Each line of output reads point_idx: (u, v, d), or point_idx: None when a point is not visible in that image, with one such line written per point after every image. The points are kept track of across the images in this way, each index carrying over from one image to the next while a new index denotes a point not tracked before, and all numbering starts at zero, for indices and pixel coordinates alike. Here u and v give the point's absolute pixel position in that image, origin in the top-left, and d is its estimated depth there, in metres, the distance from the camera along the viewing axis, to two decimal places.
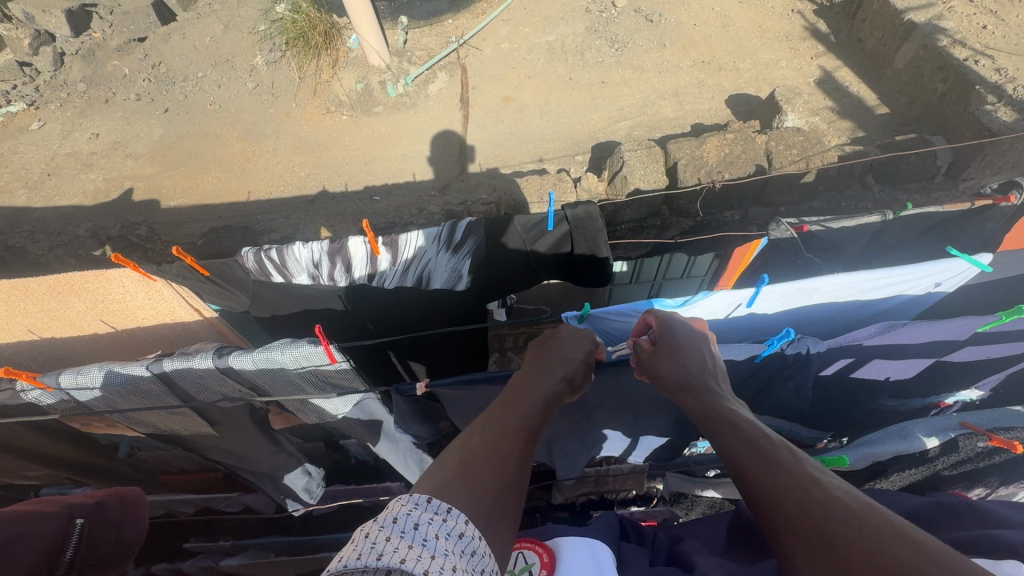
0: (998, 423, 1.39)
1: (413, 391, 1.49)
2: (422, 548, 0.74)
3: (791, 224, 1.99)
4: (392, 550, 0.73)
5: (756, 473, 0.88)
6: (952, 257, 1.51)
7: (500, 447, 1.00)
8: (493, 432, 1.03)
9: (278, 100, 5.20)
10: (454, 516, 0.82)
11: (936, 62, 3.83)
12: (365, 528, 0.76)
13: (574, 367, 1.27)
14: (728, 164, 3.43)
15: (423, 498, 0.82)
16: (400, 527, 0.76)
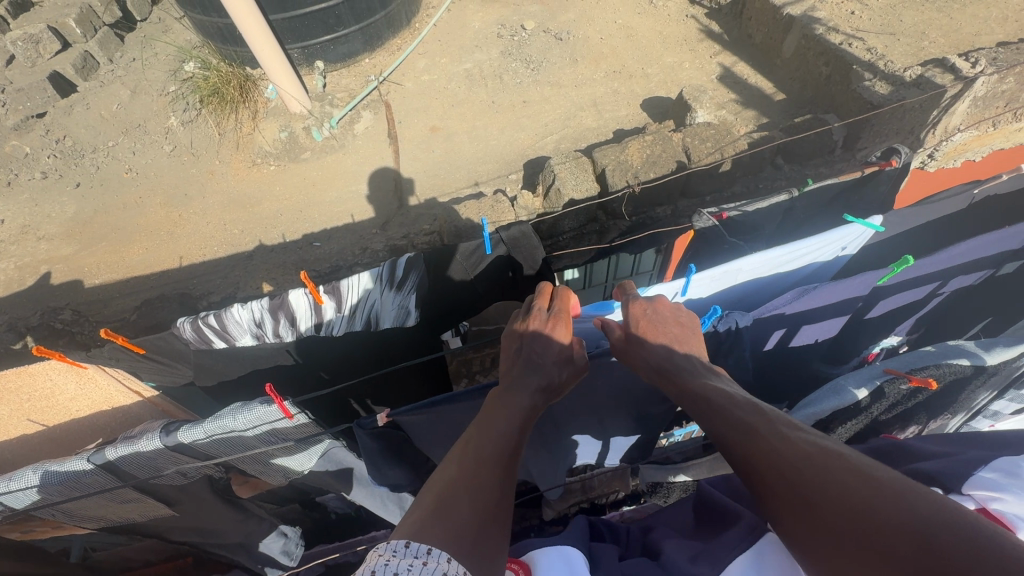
0: (914, 363, 1.54)
1: (373, 425, 1.47)
2: None
3: (712, 214, 2.13)
4: None
5: (739, 445, 0.95)
6: (850, 223, 1.67)
7: (481, 477, 1.01)
8: (471, 461, 1.04)
9: (199, 159, 5.04)
10: (434, 557, 0.80)
11: (817, 48, 4.22)
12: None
13: (551, 371, 1.25)
14: (651, 164, 3.63)
15: (401, 544, 0.82)
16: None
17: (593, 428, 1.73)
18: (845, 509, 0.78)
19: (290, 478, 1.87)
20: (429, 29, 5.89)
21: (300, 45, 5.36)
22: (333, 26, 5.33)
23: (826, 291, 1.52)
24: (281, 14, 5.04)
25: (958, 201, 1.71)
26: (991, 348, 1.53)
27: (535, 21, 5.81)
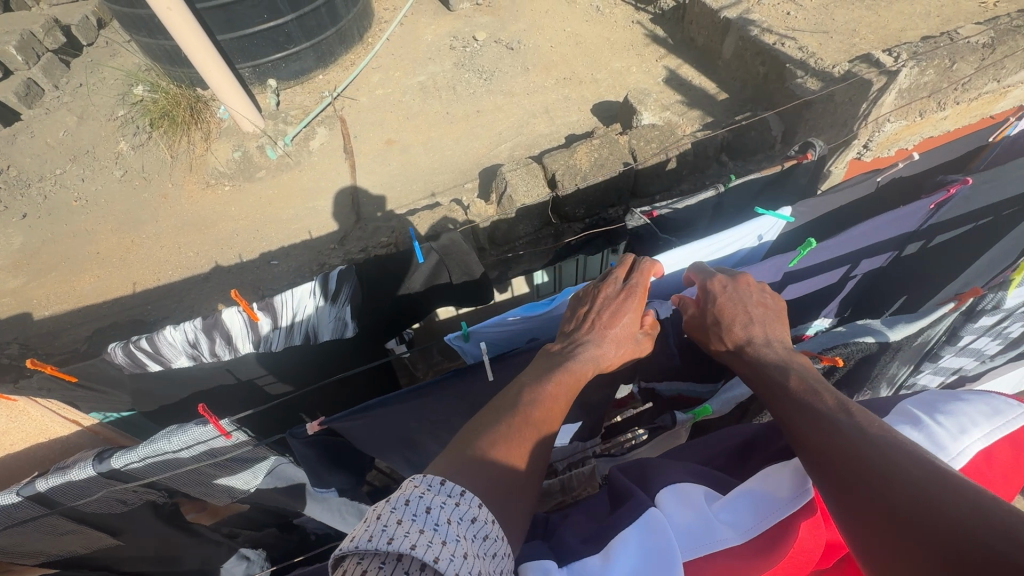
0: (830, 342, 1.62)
1: (305, 433, 1.51)
2: (433, 533, 0.78)
3: (644, 212, 2.19)
4: (404, 533, 0.78)
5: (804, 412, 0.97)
6: (761, 214, 1.76)
7: (527, 428, 1.07)
8: (516, 416, 1.08)
9: (151, 183, 4.96)
10: (466, 499, 0.86)
11: (753, 49, 4.40)
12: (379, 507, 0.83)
13: (609, 347, 1.29)
14: (599, 167, 3.73)
15: (436, 481, 0.88)
16: (412, 509, 0.81)
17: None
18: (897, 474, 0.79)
19: (236, 498, 1.86)
20: (382, 43, 5.93)
21: (251, 64, 5.34)
22: (283, 44, 5.34)
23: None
24: (229, 34, 5.03)
25: (863, 187, 1.79)
26: (894, 324, 1.62)
27: (486, 32, 5.90)
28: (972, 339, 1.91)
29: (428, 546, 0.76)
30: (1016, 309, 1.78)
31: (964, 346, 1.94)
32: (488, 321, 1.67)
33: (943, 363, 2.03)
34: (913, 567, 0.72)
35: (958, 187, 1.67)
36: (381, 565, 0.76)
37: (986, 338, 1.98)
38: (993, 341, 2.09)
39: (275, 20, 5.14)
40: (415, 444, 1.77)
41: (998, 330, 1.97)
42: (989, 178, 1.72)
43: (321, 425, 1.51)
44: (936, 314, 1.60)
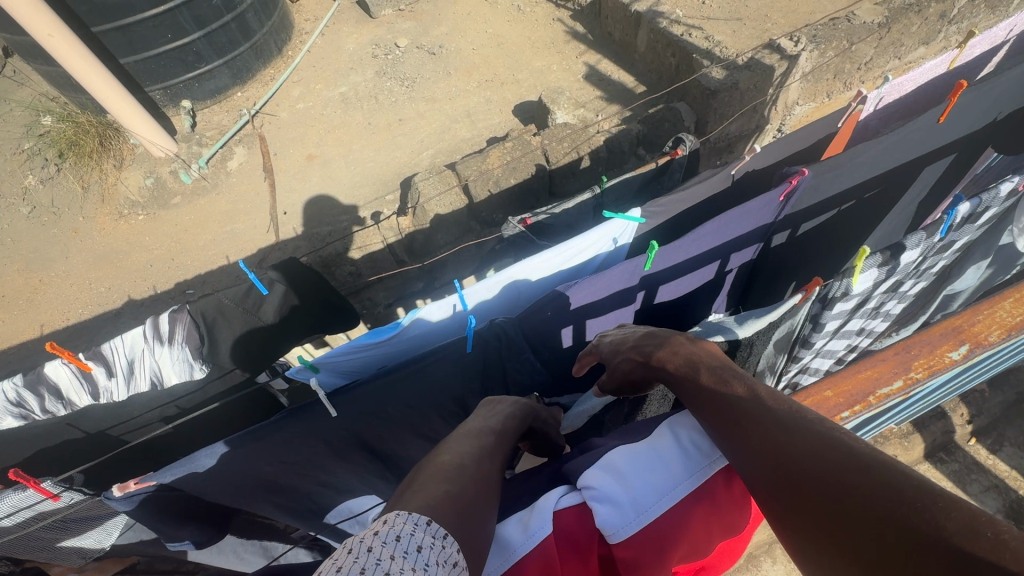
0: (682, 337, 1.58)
1: (112, 496, 1.38)
2: (427, 573, 0.66)
3: (519, 220, 2.13)
4: (399, 570, 0.64)
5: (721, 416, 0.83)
6: (611, 217, 1.72)
7: (487, 461, 0.89)
8: (476, 451, 0.91)
9: (61, 218, 4.72)
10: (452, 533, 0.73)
11: (663, 40, 4.42)
12: (365, 540, 0.68)
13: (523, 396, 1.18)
14: (512, 170, 3.65)
15: (425, 515, 0.74)
16: (404, 545, 0.68)
17: (401, 452, 1.73)
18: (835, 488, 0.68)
19: (90, 557, 1.80)
20: (302, 56, 5.77)
21: (161, 85, 5.14)
22: (193, 63, 5.16)
23: (583, 287, 1.62)
24: (132, 56, 4.83)
25: (717, 180, 1.78)
26: (742, 321, 1.56)
27: (408, 38, 5.81)
28: (838, 325, 1.85)
29: None
30: (871, 292, 1.75)
31: (833, 332, 1.88)
32: (336, 350, 1.61)
33: (815, 352, 1.97)
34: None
35: (800, 176, 1.67)
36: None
37: (856, 322, 1.94)
38: (868, 324, 2.07)
39: (181, 40, 4.97)
40: (276, 486, 1.68)
41: (866, 314, 1.93)
42: (829, 166, 1.74)
43: (130, 487, 1.39)
44: (786, 306, 1.52)
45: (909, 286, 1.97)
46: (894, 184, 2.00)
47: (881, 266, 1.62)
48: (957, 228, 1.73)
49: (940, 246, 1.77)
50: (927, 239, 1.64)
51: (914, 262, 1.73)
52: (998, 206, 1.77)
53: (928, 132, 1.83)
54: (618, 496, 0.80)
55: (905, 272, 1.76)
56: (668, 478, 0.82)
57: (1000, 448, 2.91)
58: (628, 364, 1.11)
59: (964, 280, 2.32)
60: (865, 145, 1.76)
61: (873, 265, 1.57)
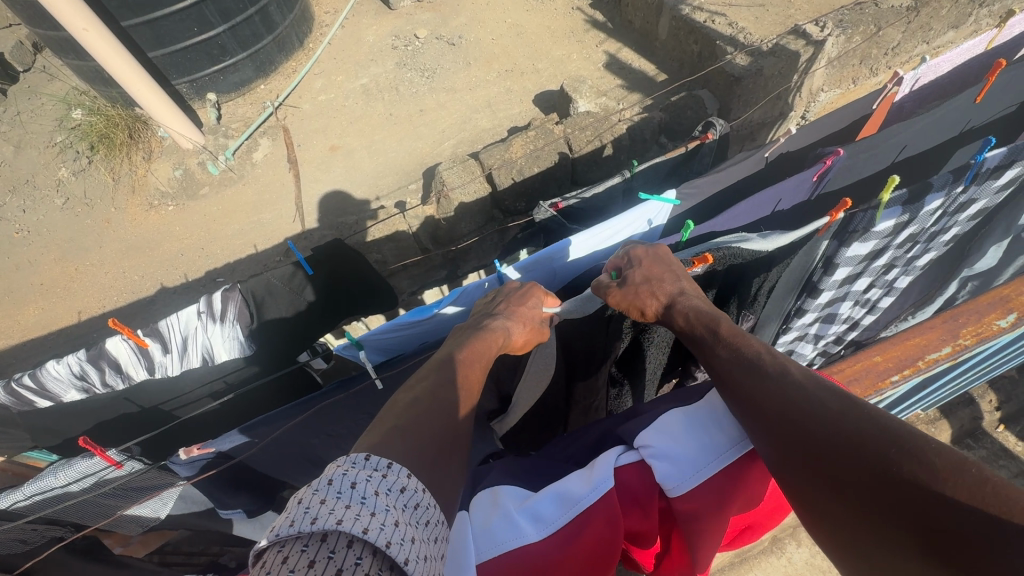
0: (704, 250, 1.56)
1: (178, 459, 1.46)
2: (362, 506, 0.70)
3: (550, 204, 2.17)
4: (328, 512, 0.68)
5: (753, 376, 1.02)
6: (647, 198, 1.74)
7: (447, 393, 1.06)
8: (431, 386, 1.06)
9: (94, 209, 4.84)
10: (394, 471, 0.79)
11: (685, 28, 4.39)
12: (314, 494, 0.70)
13: (516, 322, 1.31)
14: (535, 158, 3.67)
15: (361, 456, 0.79)
16: (359, 493, 0.71)
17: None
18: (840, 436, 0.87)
19: (147, 526, 1.86)
20: (323, 48, 5.83)
21: (187, 79, 5.25)
22: (218, 56, 5.25)
23: None
24: (160, 50, 4.93)
25: (751, 163, 1.80)
26: (768, 236, 1.58)
27: (427, 29, 5.83)
28: (845, 278, 1.88)
29: (357, 519, 0.67)
30: (888, 240, 1.78)
31: (841, 283, 1.90)
32: (380, 329, 1.67)
33: (819, 305, 2.00)
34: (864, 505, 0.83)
35: (835, 155, 1.68)
36: (333, 554, 0.65)
37: (866, 279, 1.97)
38: (877, 286, 2.12)
39: (207, 33, 5.06)
40: (319, 456, 1.74)
41: (877, 271, 1.96)
42: (863, 146, 1.75)
43: (198, 450, 1.46)
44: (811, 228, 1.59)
45: (923, 249, 2.01)
46: (927, 166, 2.00)
47: (906, 207, 1.64)
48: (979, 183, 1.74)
49: (960, 202, 1.79)
50: (952, 186, 1.66)
51: (933, 213, 1.76)
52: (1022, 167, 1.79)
53: (964, 111, 1.82)
54: (675, 453, 0.85)
55: (923, 224, 1.79)
56: (724, 439, 0.86)
57: None
58: (634, 305, 1.30)
59: (983, 261, 2.40)
60: (901, 124, 1.77)
61: (898, 202, 1.61)
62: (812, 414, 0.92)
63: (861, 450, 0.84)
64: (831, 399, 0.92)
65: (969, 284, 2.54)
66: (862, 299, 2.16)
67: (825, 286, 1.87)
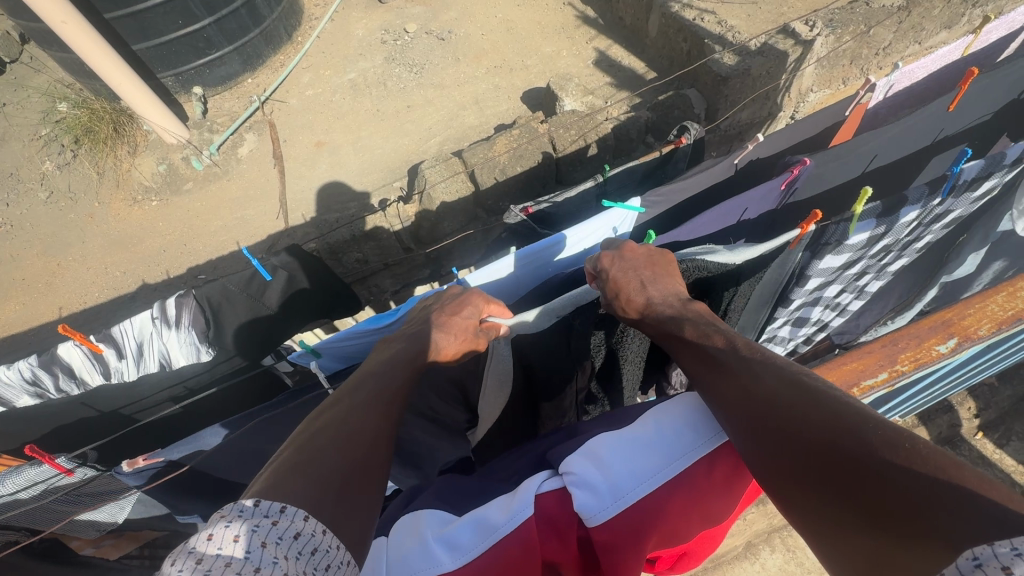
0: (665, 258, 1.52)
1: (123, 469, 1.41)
2: (244, 562, 0.71)
3: (521, 208, 2.10)
4: (207, 571, 0.69)
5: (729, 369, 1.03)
6: (611, 206, 1.71)
7: (357, 419, 1.07)
8: (340, 414, 1.08)
9: (78, 203, 4.79)
10: (288, 516, 0.81)
11: (675, 26, 4.33)
12: (195, 553, 0.72)
13: (449, 335, 1.31)
14: (518, 158, 3.63)
15: (250, 505, 0.80)
16: (244, 547, 0.73)
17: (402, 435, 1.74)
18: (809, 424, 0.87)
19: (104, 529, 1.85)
20: (312, 42, 5.76)
21: (173, 72, 5.19)
22: (203, 49, 5.19)
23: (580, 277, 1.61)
24: (144, 43, 4.88)
25: (720, 169, 1.77)
26: (736, 248, 1.51)
27: (417, 23, 5.76)
28: (815, 287, 1.86)
29: None
30: (860, 252, 1.74)
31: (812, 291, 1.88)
32: (336, 336, 1.65)
33: (789, 312, 1.98)
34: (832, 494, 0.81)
35: (801, 164, 1.65)
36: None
37: (839, 286, 1.95)
38: (850, 293, 2.10)
39: (192, 26, 5.00)
40: None
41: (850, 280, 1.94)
42: (832, 155, 1.71)
43: (140, 461, 1.42)
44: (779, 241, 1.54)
45: (897, 257, 1.98)
46: (900, 174, 1.97)
47: (880, 218, 1.60)
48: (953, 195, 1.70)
49: (935, 213, 1.75)
50: (927, 198, 1.62)
51: (906, 225, 1.72)
52: (999, 179, 1.75)
53: (937, 120, 1.79)
54: (598, 481, 0.81)
55: (896, 235, 1.76)
56: (651, 464, 0.83)
57: (1006, 442, 2.89)
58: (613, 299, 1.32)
59: (961, 269, 2.37)
60: (872, 132, 1.73)
61: (870, 214, 1.57)
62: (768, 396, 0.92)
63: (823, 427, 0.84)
64: (791, 385, 0.92)
65: (949, 291, 2.51)
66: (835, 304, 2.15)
67: (795, 295, 1.85)
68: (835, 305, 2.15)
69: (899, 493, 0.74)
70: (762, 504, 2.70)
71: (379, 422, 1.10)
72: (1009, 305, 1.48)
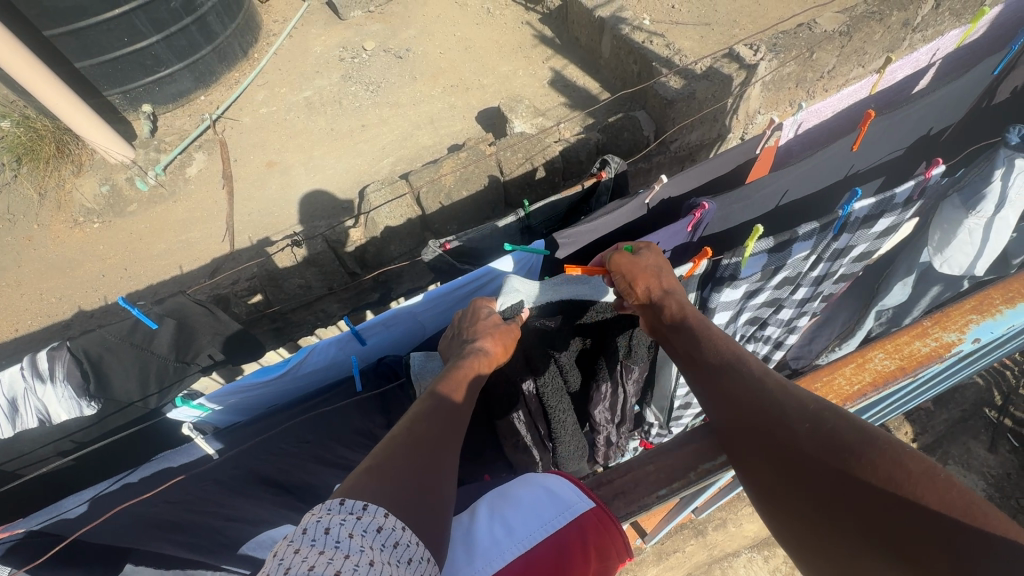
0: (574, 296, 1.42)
1: None
2: (335, 551, 0.71)
3: (438, 243, 2.04)
4: (302, 560, 0.69)
5: (749, 394, 1.02)
6: (514, 250, 1.67)
7: (428, 435, 0.99)
8: (412, 423, 1.01)
9: (15, 225, 4.59)
10: (371, 511, 0.79)
11: (625, 47, 4.34)
12: (292, 546, 0.72)
13: (486, 341, 1.26)
14: (464, 182, 3.57)
15: (336, 501, 0.79)
16: (333, 538, 0.73)
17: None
18: (831, 458, 0.87)
19: None
20: (268, 58, 5.67)
21: (120, 89, 5.05)
22: (152, 67, 5.08)
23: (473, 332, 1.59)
24: (87, 60, 4.75)
25: (631, 209, 1.74)
26: None
27: (375, 41, 5.71)
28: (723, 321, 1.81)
29: (328, 563, 0.69)
30: (760, 284, 1.71)
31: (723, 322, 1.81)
32: (224, 389, 1.55)
33: None
34: (855, 531, 0.83)
35: (703, 208, 1.61)
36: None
37: (752, 319, 1.89)
38: (773, 325, 2.06)
39: (139, 43, 4.89)
40: None
41: (762, 313, 1.90)
42: (734, 197, 1.68)
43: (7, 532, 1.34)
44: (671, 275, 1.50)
45: (810, 292, 1.93)
46: (813, 210, 1.97)
47: (773, 250, 1.57)
48: (852, 230, 1.69)
49: (834, 248, 1.73)
50: (820, 236, 1.61)
51: (802, 261, 1.71)
52: (897, 219, 1.76)
53: (841, 159, 1.78)
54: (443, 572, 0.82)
55: (797, 269, 1.74)
56: (484, 550, 0.83)
57: (943, 466, 2.91)
58: (629, 277, 1.30)
59: (890, 298, 2.26)
60: (773, 173, 1.71)
61: (763, 247, 1.53)
62: (778, 418, 0.95)
63: (838, 447, 0.87)
64: (806, 405, 0.95)
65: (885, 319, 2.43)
66: (762, 338, 2.13)
67: None
68: (760, 338, 2.12)
69: (913, 516, 0.77)
70: (702, 534, 2.70)
71: (455, 439, 1.03)
72: (852, 382, 1.23)
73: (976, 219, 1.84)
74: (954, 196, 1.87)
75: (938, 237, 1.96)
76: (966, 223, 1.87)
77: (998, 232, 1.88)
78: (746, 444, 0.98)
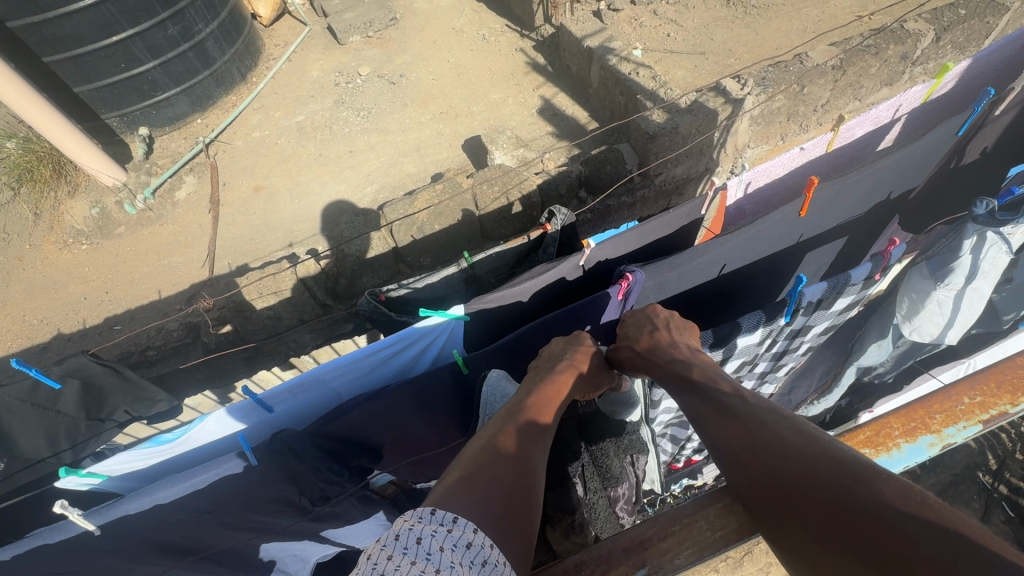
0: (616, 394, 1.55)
1: None
2: (426, 563, 0.71)
3: (374, 294, 1.96)
4: (393, 568, 0.70)
5: (726, 421, 1.01)
6: (431, 314, 1.59)
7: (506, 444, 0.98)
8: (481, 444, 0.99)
9: (8, 244, 4.65)
10: (460, 525, 0.78)
11: (612, 78, 4.26)
12: (385, 551, 0.72)
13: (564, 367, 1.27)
14: (438, 216, 3.49)
15: (428, 510, 0.78)
16: (424, 549, 0.73)
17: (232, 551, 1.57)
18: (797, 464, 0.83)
19: None
20: (265, 83, 5.72)
21: (117, 113, 5.16)
22: (149, 92, 5.17)
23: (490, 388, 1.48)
24: (86, 85, 4.88)
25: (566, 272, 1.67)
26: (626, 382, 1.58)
27: (371, 66, 5.74)
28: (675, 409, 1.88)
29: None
30: None
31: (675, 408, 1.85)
32: (118, 455, 1.50)
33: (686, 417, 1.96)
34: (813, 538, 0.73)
35: (629, 276, 1.53)
36: None
37: None
38: None
39: (135, 69, 4.99)
40: None
41: None
42: (667, 265, 1.58)
43: None
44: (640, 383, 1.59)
45: (771, 365, 1.81)
46: (765, 276, 1.86)
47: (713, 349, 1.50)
48: (807, 313, 1.58)
49: (791, 329, 1.64)
50: (767, 322, 1.54)
51: (757, 345, 1.62)
52: (857, 295, 1.62)
53: (788, 226, 1.67)
54: None
55: (752, 353, 1.64)
56: None
57: None
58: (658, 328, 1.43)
59: (866, 358, 2.04)
60: (710, 240, 1.60)
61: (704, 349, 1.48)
62: (766, 440, 0.90)
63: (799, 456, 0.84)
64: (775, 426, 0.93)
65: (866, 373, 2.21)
66: None
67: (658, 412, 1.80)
68: None
69: (923, 546, 0.65)
70: None
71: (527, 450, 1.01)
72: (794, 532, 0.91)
73: (945, 291, 1.70)
74: (923, 265, 1.74)
75: (907, 306, 1.81)
76: (935, 294, 1.72)
77: (972, 304, 1.73)
78: (739, 459, 0.90)
